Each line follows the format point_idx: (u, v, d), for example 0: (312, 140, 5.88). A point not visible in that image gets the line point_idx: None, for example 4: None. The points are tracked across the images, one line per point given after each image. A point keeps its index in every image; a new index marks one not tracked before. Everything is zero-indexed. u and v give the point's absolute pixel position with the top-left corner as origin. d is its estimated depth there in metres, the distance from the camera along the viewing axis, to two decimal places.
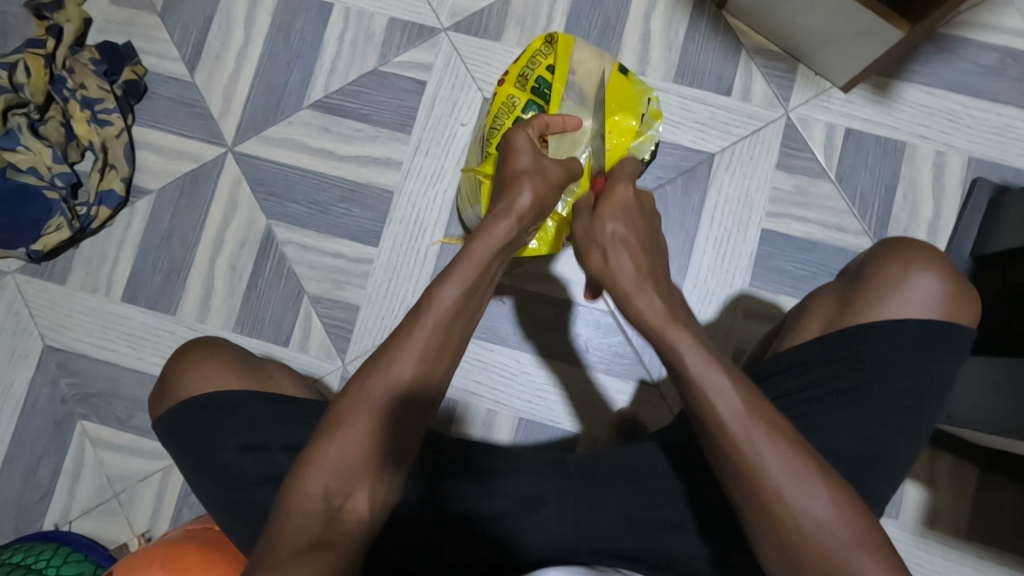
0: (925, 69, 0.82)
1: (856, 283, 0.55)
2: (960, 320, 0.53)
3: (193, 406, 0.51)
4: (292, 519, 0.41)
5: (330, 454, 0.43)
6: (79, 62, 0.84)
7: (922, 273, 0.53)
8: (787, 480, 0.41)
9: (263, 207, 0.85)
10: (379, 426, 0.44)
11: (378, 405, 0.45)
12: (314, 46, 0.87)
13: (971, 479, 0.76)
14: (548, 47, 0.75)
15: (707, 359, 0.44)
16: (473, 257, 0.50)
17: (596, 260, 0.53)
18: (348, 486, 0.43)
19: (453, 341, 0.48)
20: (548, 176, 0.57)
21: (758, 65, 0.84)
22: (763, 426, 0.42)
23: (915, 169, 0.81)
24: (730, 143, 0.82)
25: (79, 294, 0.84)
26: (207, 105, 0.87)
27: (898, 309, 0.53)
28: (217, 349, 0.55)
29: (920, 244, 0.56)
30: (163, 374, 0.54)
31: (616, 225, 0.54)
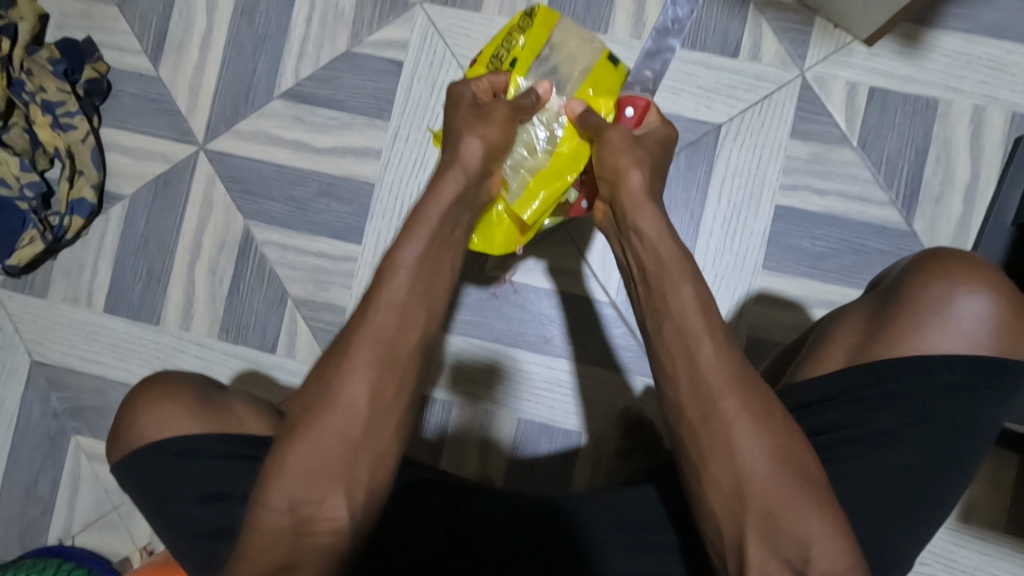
0: (962, 11, 0.72)
1: (892, 303, 0.49)
2: (1014, 350, 0.46)
3: (149, 454, 0.48)
4: (260, 541, 0.37)
5: (291, 471, 0.37)
6: (36, 64, 0.78)
7: (968, 293, 0.47)
8: (732, 404, 0.40)
9: (239, 206, 0.80)
10: (348, 430, 0.38)
11: (341, 409, 0.39)
12: (280, 28, 0.81)
13: (1011, 468, 0.70)
14: (527, 21, 0.60)
15: (694, 304, 0.44)
16: (428, 216, 0.45)
17: (635, 176, 0.51)
18: (318, 494, 0.37)
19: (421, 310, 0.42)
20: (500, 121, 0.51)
21: (768, 19, 0.75)
22: (728, 379, 0.41)
23: (949, 128, 0.72)
24: (737, 110, 0.74)
25: (61, 307, 0.82)
26: (174, 100, 0.82)
27: (940, 339, 0.47)
28: (169, 387, 0.51)
29: (969, 254, 0.49)
30: (117, 414, 0.52)
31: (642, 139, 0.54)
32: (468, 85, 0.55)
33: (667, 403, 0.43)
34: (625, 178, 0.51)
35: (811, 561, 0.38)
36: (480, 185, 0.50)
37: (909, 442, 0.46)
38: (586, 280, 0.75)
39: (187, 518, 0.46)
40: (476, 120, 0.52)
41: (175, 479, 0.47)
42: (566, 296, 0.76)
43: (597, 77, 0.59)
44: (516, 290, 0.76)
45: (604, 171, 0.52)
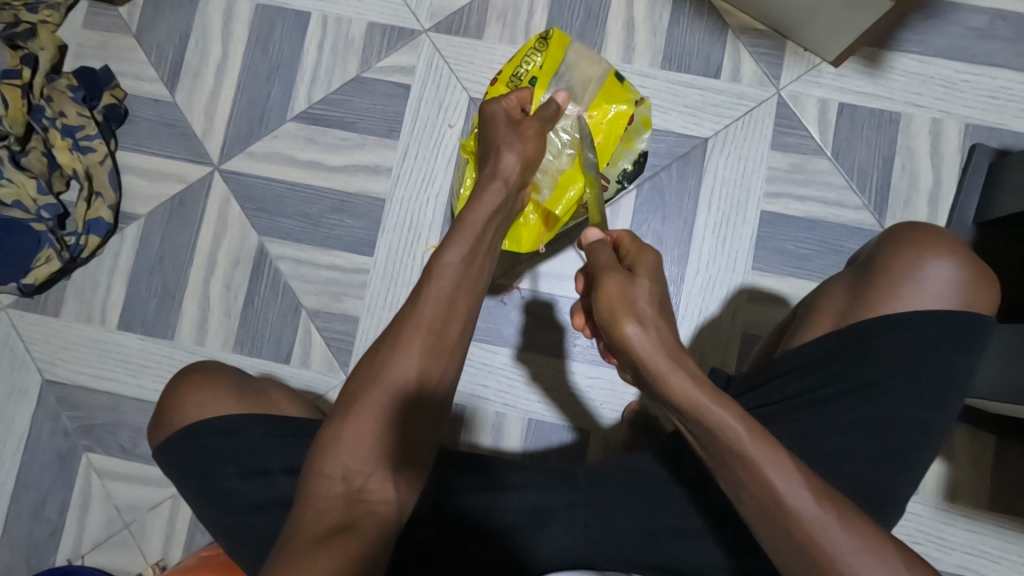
0: (916, 36, 0.81)
1: (868, 274, 0.54)
2: (977, 306, 0.52)
3: (192, 433, 0.55)
4: (315, 505, 0.42)
5: (344, 449, 0.43)
6: (56, 91, 0.82)
7: (934, 260, 0.53)
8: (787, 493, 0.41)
9: (254, 223, 0.84)
10: (394, 411, 0.45)
11: (390, 393, 0.45)
12: (293, 56, 0.86)
13: (990, 448, 0.75)
14: (542, 44, 0.71)
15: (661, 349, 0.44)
16: (472, 223, 0.49)
17: (631, 319, 0.45)
18: (369, 467, 0.43)
19: (460, 308, 0.47)
20: (529, 138, 0.56)
21: (745, 45, 0.82)
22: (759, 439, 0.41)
23: (911, 138, 0.80)
24: (722, 125, 0.81)
25: (73, 325, 0.83)
26: (190, 124, 0.86)
27: (916, 300, 0.52)
28: (215, 376, 0.58)
29: (931, 227, 0.55)
30: (162, 402, 0.58)
31: (640, 285, 0.47)
32: (499, 102, 0.60)
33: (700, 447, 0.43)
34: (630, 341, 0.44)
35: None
36: (516, 198, 0.54)
37: (891, 396, 0.52)
38: None
39: (231, 492, 0.53)
40: (508, 134, 0.56)
41: (214, 456, 0.54)
42: (570, 298, 0.80)
43: (608, 88, 0.71)
44: (524, 296, 0.80)
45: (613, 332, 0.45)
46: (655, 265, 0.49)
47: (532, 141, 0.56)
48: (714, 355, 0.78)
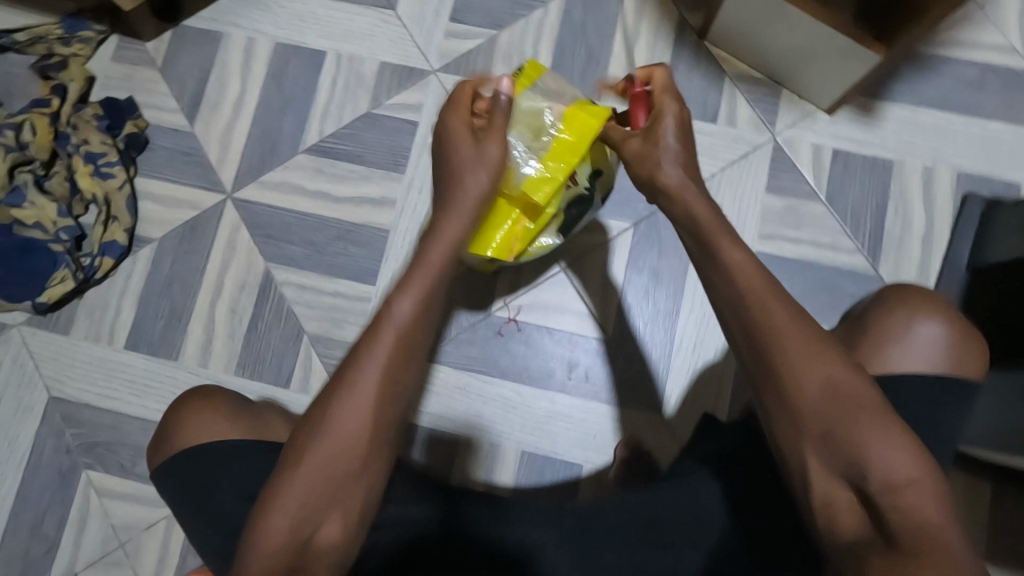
0: (908, 87, 0.84)
1: (861, 331, 0.56)
2: (967, 369, 0.53)
3: (193, 454, 0.56)
4: (258, 558, 0.41)
5: (336, 384, 0.43)
6: (82, 119, 0.86)
7: (923, 322, 0.54)
8: (758, 299, 0.43)
9: (262, 250, 0.86)
10: (397, 351, 0.44)
11: (386, 335, 0.44)
12: (307, 92, 0.90)
13: (984, 496, 0.74)
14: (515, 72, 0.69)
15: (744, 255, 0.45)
16: (428, 263, 0.47)
17: (668, 166, 0.52)
18: (315, 521, 0.42)
19: (416, 351, 0.45)
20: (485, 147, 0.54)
21: (742, 91, 0.85)
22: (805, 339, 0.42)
23: (904, 185, 0.82)
24: (719, 168, 0.83)
25: (83, 344, 0.86)
26: (206, 154, 0.90)
27: (906, 358, 0.53)
28: (215, 399, 0.60)
29: (919, 290, 0.58)
30: (164, 422, 0.60)
31: (662, 128, 0.53)
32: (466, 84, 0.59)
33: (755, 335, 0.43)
34: (662, 178, 0.52)
35: (873, 476, 0.39)
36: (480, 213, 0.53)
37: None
38: (587, 318, 0.82)
39: (225, 515, 0.53)
40: (465, 144, 0.54)
41: (211, 478, 0.55)
42: (566, 331, 0.82)
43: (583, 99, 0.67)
44: (521, 328, 0.82)
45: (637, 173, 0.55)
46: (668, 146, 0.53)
47: (493, 147, 0.54)
48: (708, 391, 0.79)
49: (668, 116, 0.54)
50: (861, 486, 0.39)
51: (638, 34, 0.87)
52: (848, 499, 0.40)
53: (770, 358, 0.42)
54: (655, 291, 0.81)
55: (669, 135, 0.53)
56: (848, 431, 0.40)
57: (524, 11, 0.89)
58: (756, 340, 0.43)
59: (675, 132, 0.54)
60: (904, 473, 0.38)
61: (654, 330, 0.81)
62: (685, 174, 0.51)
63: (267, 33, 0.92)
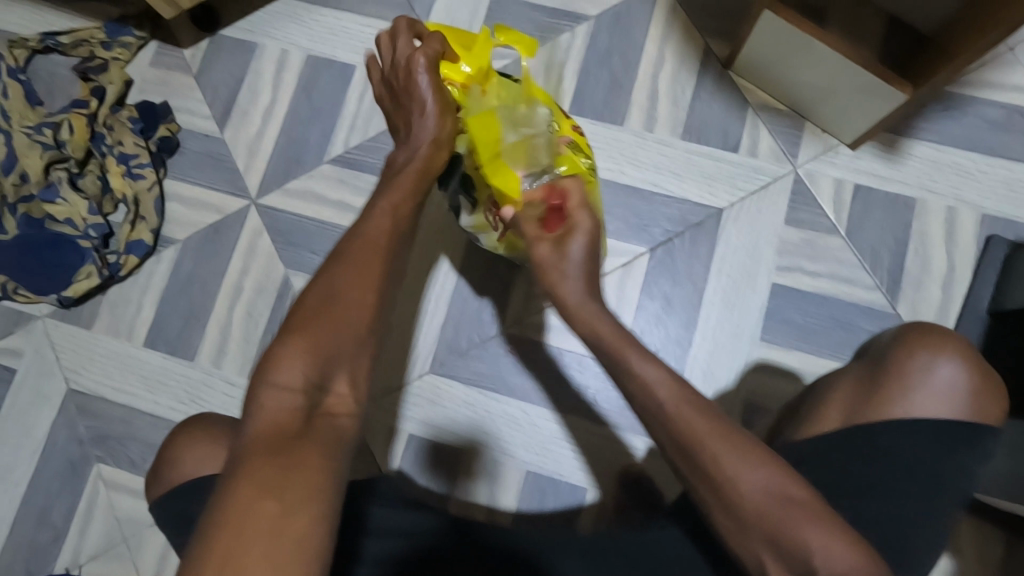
0: (933, 125, 0.83)
1: (881, 370, 0.56)
2: (986, 415, 0.53)
3: (187, 488, 0.55)
4: (293, 343, 0.42)
5: (322, 286, 0.44)
6: (118, 121, 0.89)
7: (944, 364, 0.54)
8: (675, 410, 0.45)
9: (281, 256, 0.88)
10: (386, 253, 0.47)
11: (370, 243, 0.46)
12: (335, 104, 0.92)
13: (998, 546, 0.72)
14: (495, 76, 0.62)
15: (656, 363, 0.48)
16: (446, 103, 0.58)
17: (572, 285, 0.54)
18: (344, 295, 0.44)
19: (440, 161, 0.57)
20: (570, 265, 0.55)
21: (764, 122, 0.85)
22: (712, 433, 0.44)
23: (926, 223, 0.81)
24: (737, 198, 0.83)
25: (103, 338, 0.87)
26: (234, 159, 0.92)
27: (923, 403, 0.53)
28: (211, 430, 0.61)
29: (941, 329, 0.57)
30: (161, 453, 0.61)
31: (572, 244, 0.55)
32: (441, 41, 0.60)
33: (665, 436, 0.45)
34: (565, 298, 0.54)
35: (821, 567, 0.40)
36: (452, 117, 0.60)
37: (889, 499, 0.51)
38: None
39: None
40: (552, 262, 0.55)
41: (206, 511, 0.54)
42: (575, 352, 0.82)
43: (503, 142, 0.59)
44: (531, 347, 0.82)
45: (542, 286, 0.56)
46: (576, 268, 0.55)
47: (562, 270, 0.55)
48: None
49: (579, 233, 0.56)
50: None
51: (662, 61, 0.88)
52: None
53: (699, 466, 0.43)
54: (668, 317, 0.81)
55: (577, 250, 0.55)
56: (791, 530, 0.41)
57: (551, 34, 0.90)
58: (684, 448, 0.44)
59: (589, 253, 0.55)
60: (846, 560, 0.40)
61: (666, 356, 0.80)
62: (586, 291, 0.54)
63: (300, 45, 0.94)
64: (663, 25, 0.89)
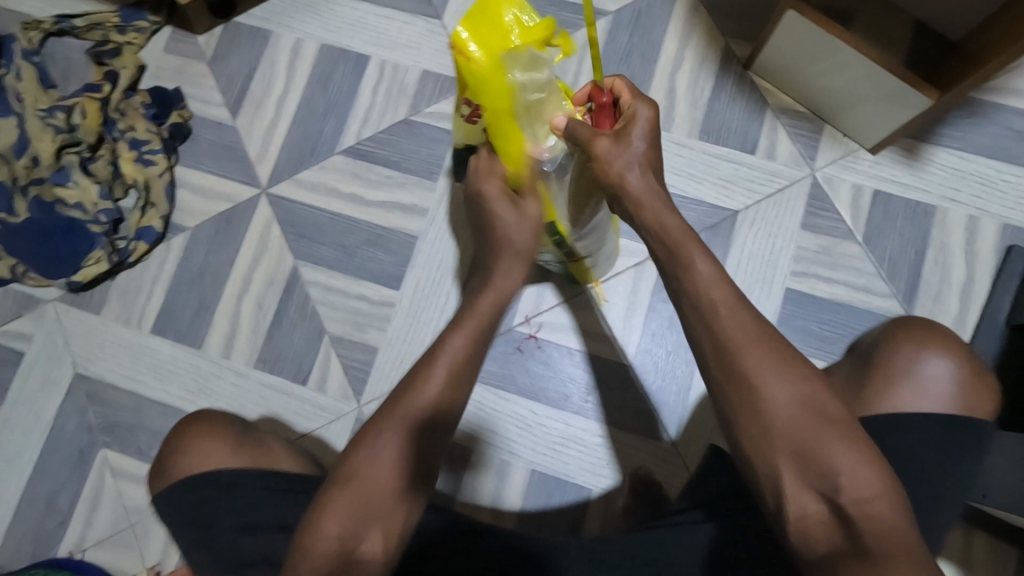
0: (957, 132, 0.82)
1: (870, 368, 0.55)
2: (976, 408, 0.53)
3: (192, 485, 0.56)
4: (387, 443, 0.47)
5: (363, 439, 0.47)
6: (131, 107, 0.90)
7: (931, 359, 0.54)
8: (726, 311, 0.47)
9: (292, 247, 0.87)
10: (430, 398, 0.48)
11: (408, 409, 0.47)
12: (349, 95, 0.91)
13: (1010, 563, 0.71)
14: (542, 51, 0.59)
15: (715, 272, 0.49)
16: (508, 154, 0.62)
17: (633, 173, 0.54)
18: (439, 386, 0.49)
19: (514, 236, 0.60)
20: (632, 153, 0.55)
21: (784, 125, 0.84)
22: (757, 346, 0.45)
23: (946, 233, 0.80)
24: (754, 202, 0.82)
25: (112, 325, 0.87)
26: (247, 148, 0.91)
27: (918, 400, 0.53)
28: (215, 424, 0.61)
29: (931, 324, 0.57)
30: (163, 450, 0.61)
31: (633, 134, 0.56)
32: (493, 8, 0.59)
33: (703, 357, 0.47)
34: (626, 186, 0.54)
35: (843, 489, 0.41)
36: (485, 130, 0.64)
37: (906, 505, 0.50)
38: (608, 342, 0.81)
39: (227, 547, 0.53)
40: (614, 151, 0.55)
41: (210, 507, 0.55)
42: (585, 353, 0.81)
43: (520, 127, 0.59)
44: (540, 346, 0.82)
45: (605, 181, 0.55)
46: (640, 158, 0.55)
47: (628, 161, 0.54)
48: None
49: (639, 121, 0.56)
50: (832, 503, 0.41)
51: (682, 59, 0.86)
52: (821, 512, 0.41)
53: (736, 369, 0.45)
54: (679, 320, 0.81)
55: (638, 140, 0.56)
56: (822, 446, 0.42)
57: (570, 30, 0.89)
58: (724, 349, 0.46)
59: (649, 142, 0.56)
60: (867, 487, 0.40)
61: (676, 359, 0.80)
62: (649, 181, 0.54)
63: (315, 35, 0.94)
64: (684, 24, 0.87)
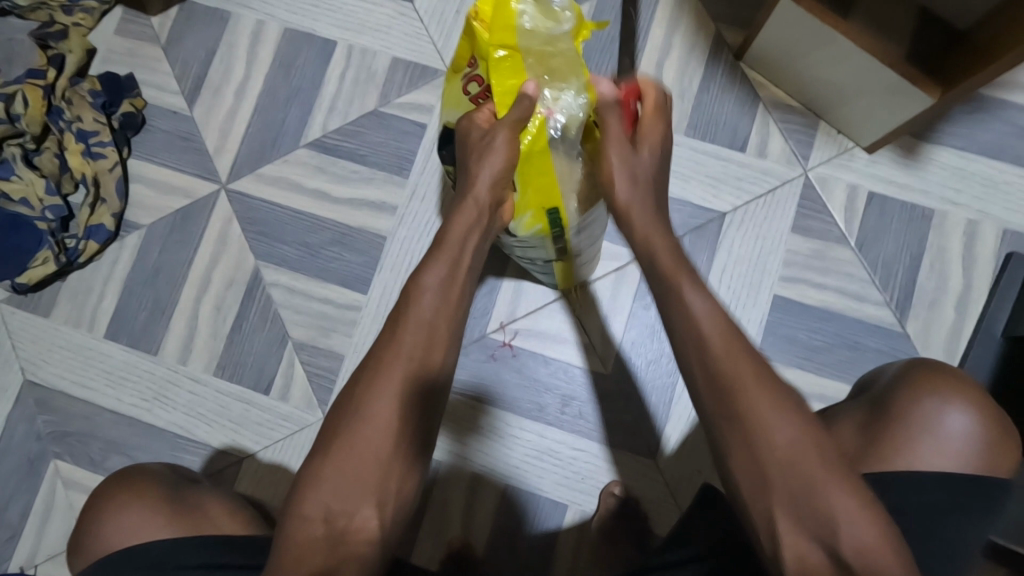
0: (958, 130, 0.77)
1: (886, 414, 0.52)
2: (997, 470, 0.50)
3: (119, 561, 0.52)
4: (376, 403, 0.46)
5: (349, 408, 0.46)
6: (78, 94, 0.83)
7: (954, 413, 0.50)
8: (722, 342, 0.45)
9: (253, 246, 0.82)
10: (413, 353, 0.48)
11: (406, 361, 0.48)
12: (314, 83, 0.85)
13: None
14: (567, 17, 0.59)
15: (709, 305, 0.47)
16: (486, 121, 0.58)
17: (623, 180, 0.56)
18: (426, 343, 0.49)
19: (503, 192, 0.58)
20: (639, 163, 0.58)
21: (776, 120, 0.79)
22: (750, 377, 0.43)
23: (944, 237, 0.75)
24: (743, 202, 0.77)
25: (63, 329, 0.82)
26: (204, 139, 0.85)
27: (934, 456, 0.49)
28: (138, 490, 0.57)
29: (956, 373, 0.53)
30: (79, 525, 0.57)
31: (643, 146, 0.59)
32: None
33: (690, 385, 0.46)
34: (624, 193, 0.56)
35: (843, 538, 0.39)
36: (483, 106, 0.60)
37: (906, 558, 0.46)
38: (586, 350, 0.77)
39: None
40: (623, 151, 0.57)
41: None
42: (562, 362, 0.77)
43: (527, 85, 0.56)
44: (514, 353, 0.77)
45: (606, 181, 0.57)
46: (648, 173, 0.58)
47: (637, 172, 0.57)
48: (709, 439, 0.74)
49: (654, 139, 0.60)
50: (831, 550, 0.39)
51: (670, 47, 0.81)
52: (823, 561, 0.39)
53: (733, 403, 0.43)
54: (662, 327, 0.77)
55: (646, 155, 0.59)
56: (820, 492, 0.40)
57: None
58: (718, 381, 0.44)
59: (657, 163, 0.60)
60: (867, 536, 0.39)
61: (658, 369, 0.76)
62: (652, 205, 0.57)
63: (278, 17, 0.87)
64: (672, 9, 0.81)
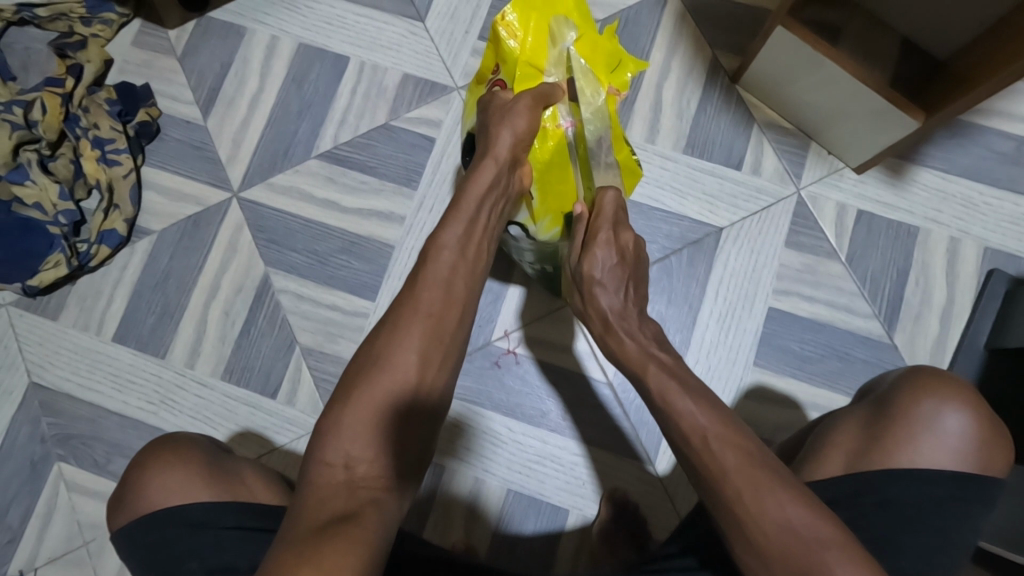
0: (940, 153, 0.81)
1: (885, 415, 0.54)
2: (991, 469, 0.52)
3: (160, 522, 0.53)
4: (400, 354, 0.51)
5: (372, 359, 0.51)
6: (95, 103, 0.85)
7: (952, 413, 0.53)
8: (661, 391, 0.50)
9: (262, 253, 0.84)
10: (433, 309, 0.53)
11: (425, 318, 0.53)
12: (326, 96, 0.88)
13: None
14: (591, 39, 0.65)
15: (667, 380, 0.51)
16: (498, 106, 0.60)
17: (592, 279, 0.59)
18: (446, 302, 0.54)
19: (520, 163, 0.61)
20: (597, 286, 0.59)
21: (770, 140, 0.83)
22: (685, 396, 0.48)
23: (928, 254, 0.79)
24: (739, 217, 0.81)
25: (71, 332, 0.83)
26: (217, 149, 0.88)
27: (931, 452, 0.52)
28: (179, 450, 0.58)
29: (951, 376, 0.55)
30: (121, 484, 0.57)
31: (596, 256, 0.59)
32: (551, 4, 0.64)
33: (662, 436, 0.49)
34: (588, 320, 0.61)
35: (799, 531, 0.40)
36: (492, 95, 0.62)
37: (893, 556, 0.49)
38: (587, 357, 0.79)
39: None
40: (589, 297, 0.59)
41: (174, 543, 0.53)
42: (564, 370, 0.79)
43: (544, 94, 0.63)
44: (518, 361, 0.80)
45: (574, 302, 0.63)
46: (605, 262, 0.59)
47: (600, 283, 0.59)
48: None
49: (605, 221, 0.60)
50: (786, 543, 0.40)
51: (669, 70, 0.85)
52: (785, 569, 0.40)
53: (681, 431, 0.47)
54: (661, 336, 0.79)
55: (601, 256, 0.59)
56: (758, 495, 0.42)
57: None
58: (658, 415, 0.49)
59: (614, 247, 0.60)
60: (821, 529, 0.40)
61: None
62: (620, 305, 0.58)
63: (292, 32, 0.90)
64: (670, 34, 0.86)
